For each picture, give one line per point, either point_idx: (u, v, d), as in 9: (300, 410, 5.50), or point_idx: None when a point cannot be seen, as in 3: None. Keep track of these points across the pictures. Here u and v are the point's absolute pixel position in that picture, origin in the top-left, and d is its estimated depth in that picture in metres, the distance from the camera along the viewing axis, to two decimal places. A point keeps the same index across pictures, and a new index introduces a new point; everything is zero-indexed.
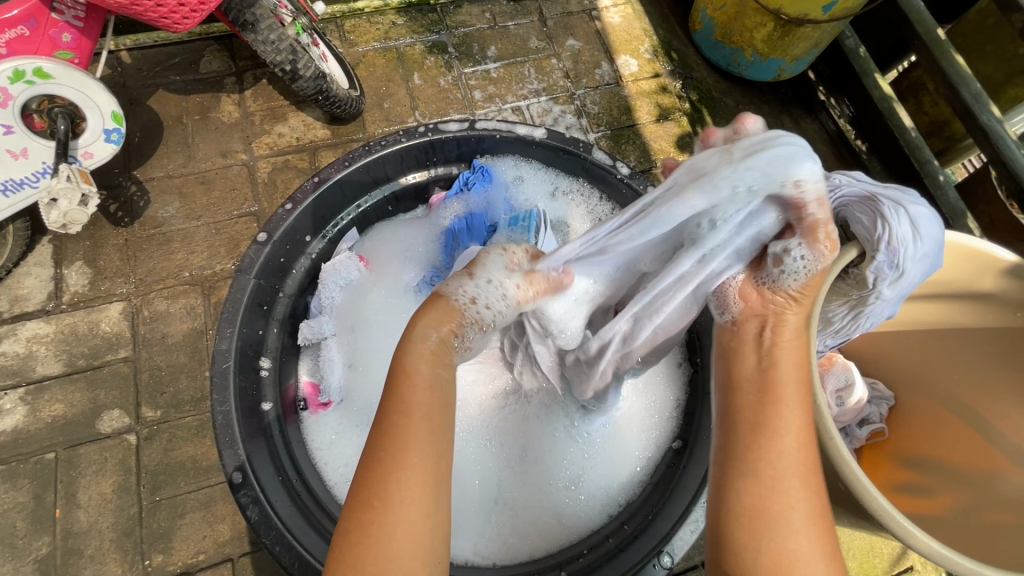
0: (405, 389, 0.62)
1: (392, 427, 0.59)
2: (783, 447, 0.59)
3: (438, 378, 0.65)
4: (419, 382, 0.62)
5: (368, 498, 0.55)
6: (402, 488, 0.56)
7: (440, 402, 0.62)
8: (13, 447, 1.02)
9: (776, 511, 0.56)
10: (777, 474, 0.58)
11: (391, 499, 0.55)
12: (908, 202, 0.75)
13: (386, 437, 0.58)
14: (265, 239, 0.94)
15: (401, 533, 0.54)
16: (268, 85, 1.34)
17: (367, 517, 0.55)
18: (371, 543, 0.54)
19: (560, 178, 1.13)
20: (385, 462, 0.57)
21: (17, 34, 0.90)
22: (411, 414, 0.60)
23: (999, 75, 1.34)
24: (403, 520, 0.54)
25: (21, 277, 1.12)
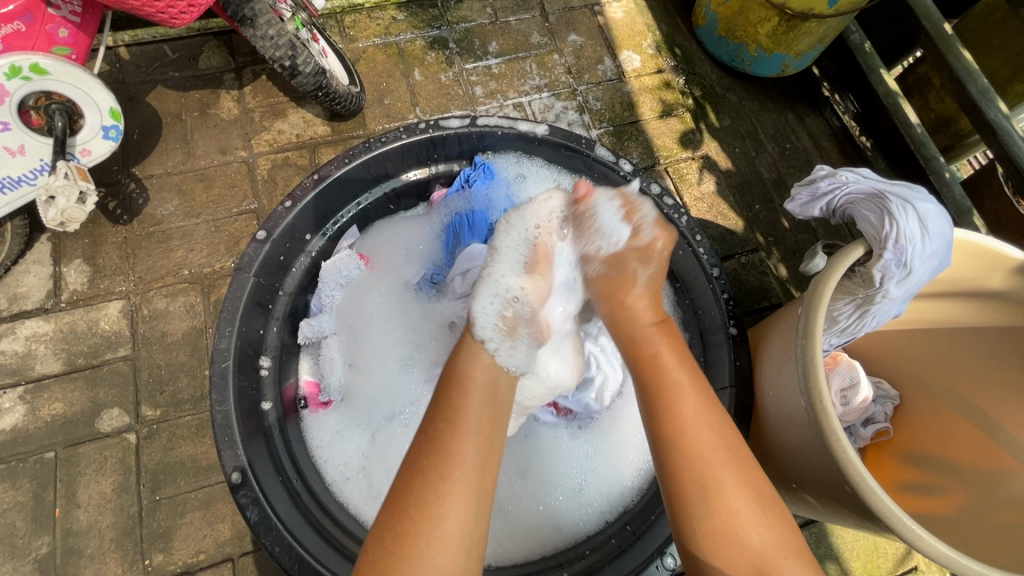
0: (457, 399, 0.65)
1: (436, 436, 0.62)
2: (697, 418, 0.65)
3: (486, 391, 0.68)
4: (469, 406, 0.65)
5: (412, 507, 0.57)
6: (449, 504, 0.57)
7: (488, 424, 0.64)
8: (12, 446, 1.02)
9: (706, 482, 0.62)
10: (690, 437, 0.64)
11: (435, 513, 0.57)
12: (916, 201, 0.77)
13: (437, 452, 0.60)
14: (264, 237, 0.92)
15: (438, 546, 0.55)
16: (267, 81, 1.33)
17: (407, 526, 0.56)
18: (410, 555, 0.55)
19: (563, 175, 1.11)
20: (433, 474, 0.59)
21: (13, 30, 0.88)
22: (460, 431, 0.62)
23: (1005, 71, 1.32)
24: (441, 533, 0.56)
25: (19, 275, 1.11)
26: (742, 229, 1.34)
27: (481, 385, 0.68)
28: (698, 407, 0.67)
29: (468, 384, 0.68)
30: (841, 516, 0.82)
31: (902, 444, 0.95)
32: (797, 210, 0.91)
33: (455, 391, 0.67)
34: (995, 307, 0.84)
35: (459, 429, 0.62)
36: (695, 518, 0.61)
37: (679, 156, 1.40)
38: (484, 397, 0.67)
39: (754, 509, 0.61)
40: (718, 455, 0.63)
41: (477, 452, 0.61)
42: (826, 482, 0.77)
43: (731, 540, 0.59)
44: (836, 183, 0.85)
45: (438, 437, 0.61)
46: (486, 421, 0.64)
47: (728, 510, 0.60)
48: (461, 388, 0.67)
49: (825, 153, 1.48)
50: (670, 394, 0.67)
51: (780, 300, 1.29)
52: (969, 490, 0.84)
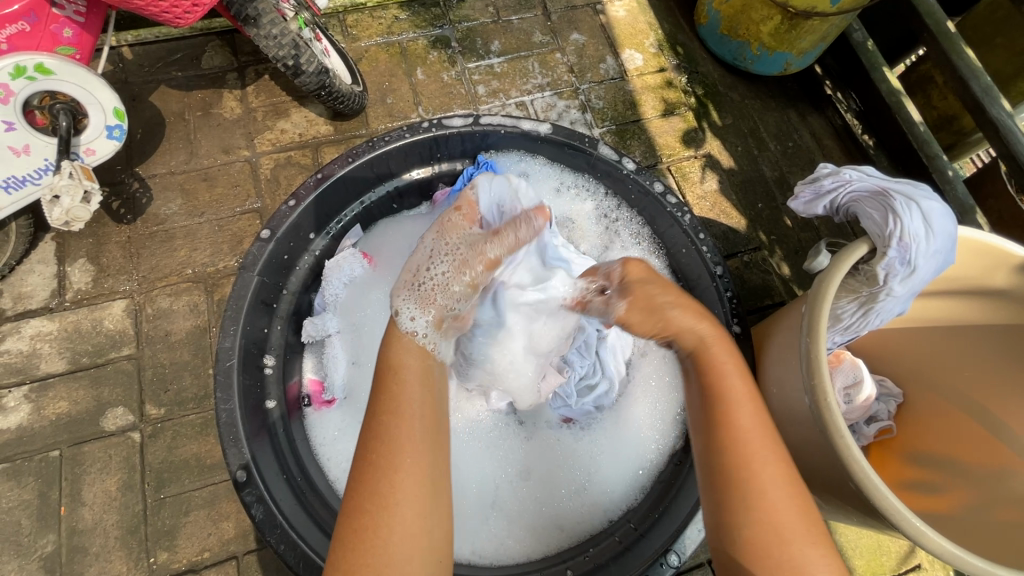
0: (398, 386, 0.65)
1: (380, 425, 0.61)
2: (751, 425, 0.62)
3: (422, 377, 0.67)
4: (409, 393, 0.64)
5: (367, 500, 0.57)
6: (402, 491, 0.57)
7: (428, 411, 0.63)
8: (17, 445, 1.02)
9: (757, 486, 0.58)
10: (746, 446, 0.61)
11: (391, 502, 0.56)
12: (920, 198, 0.77)
13: (383, 441, 0.59)
14: (268, 236, 0.93)
15: (401, 533, 0.55)
16: (270, 81, 1.33)
17: (365, 519, 0.56)
18: (374, 544, 0.54)
19: (566, 174, 1.12)
20: (382, 463, 0.58)
21: (17, 30, 0.89)
22: (402, 418, 0.61)
23: (1008, 68, 1.32)
24: (398, 522, 0.56)
25: (24, 275, 1.11)
26: (745, 227, 1.34)
27: (415, 371, 0.68)
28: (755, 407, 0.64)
29: (402, 367, 0.68)
30: (845, 513, 0.82)
31: (905, 443, 0.95)
32: (801, 208, 0.91)
33: (394, 379, 0.66)
34: (998, 305, 0.84)
35: (403, 417, 0.61)
36: (738, 526, 0.58)
37: (681, 155, 1.40)
38: (423, 384, 0.66)
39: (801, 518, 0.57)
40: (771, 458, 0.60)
41: (418, 438, 0.60)
42: (829, 478, 0.77)
43: (768, 539, 0.56)
44: (839, 181, 0.85)
45: (379, 428, 0.61)
46: (429, 409, 0.64)
47: (776, 514, 0.57)
48: (399, 380, 0.66)
49: (828, 151, 1.47)
50: (729, 401, 0.64)
51: (782, 299, 1.29)
52: (973, 488, 0.84)
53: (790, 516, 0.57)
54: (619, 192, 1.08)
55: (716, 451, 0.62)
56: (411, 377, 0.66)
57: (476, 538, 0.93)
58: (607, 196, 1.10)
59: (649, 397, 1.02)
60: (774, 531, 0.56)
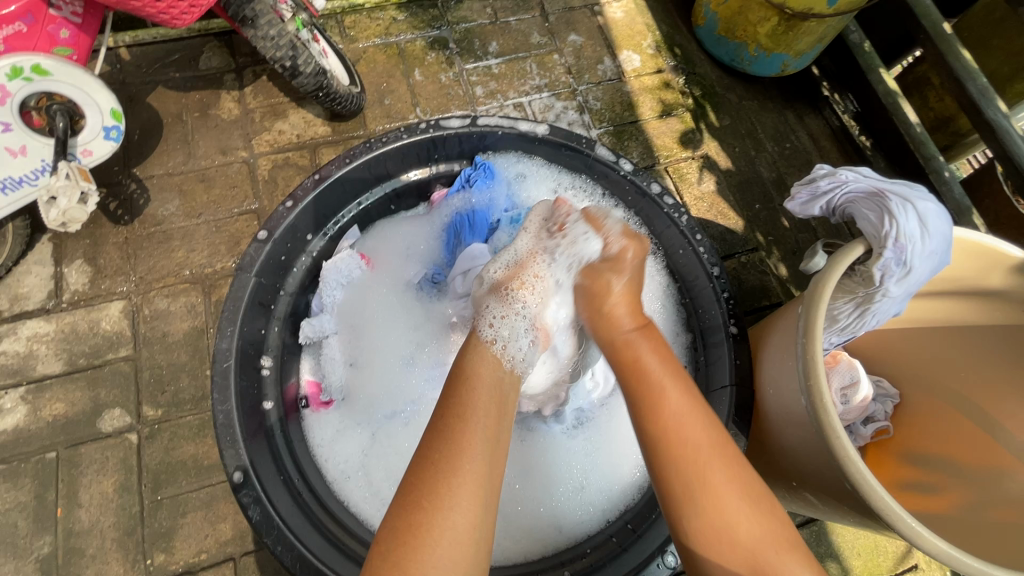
0: (465, 393, 0.66)
1: (448, 427, 0.62)
2: (683, 419, 0.64)
3: (493, 389, 0.69)
4: (475, 402, 0.65)
5: (423, 498, 0.57)
6: (459, 494, 0.57)
7: (495, 420, 0.65)
8: (14, 446, 1.02)
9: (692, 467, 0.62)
10: (676, 433, 0.63)
11: (445, 503, 0.56)
12: (916, 199, 0.77)
13: (449, 442, 0.60)
14: (265, 237, 0.92)
15: (448, 538, 0.55)
16: (268, 82, 1.33)
17: (418, 518, 0.56)
18: (423, 544, 0.54)
19: (563, 175, 1.12)
20: (443, 465, 0.59)
21: (15, 31, 0.88)
22: (470, 425, 0.62)
23: (1004, 70, 1.32)
24: (452, 524, 0.56)
25: (21, 276, 1.11)
26: (742, 228, 1.35)
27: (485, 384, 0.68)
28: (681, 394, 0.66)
29: (477, 380, 0.69)
30: (841, 513, 0.82)
31: (902, 443, 0.96)
32: (797, 209, 0.91)
33: (460, 387, 0.67)
34: (994, 306, 0.84)
35: (469, 422, 0.62)
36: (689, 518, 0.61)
37: (679, 156, 1.40)
38: (490, 393, 0.68)
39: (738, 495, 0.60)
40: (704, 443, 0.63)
41: (485, 444, 0.61)
42: (824, 478, 0.78)
43: (717, 534, 0.59)
44: (835, 182, 0.85)
45: (450, 432, 0.61)
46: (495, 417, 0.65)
47: (713, 494, 0.60)
48: (467, 386, 0.67)
49: (825, 153, 1.48)
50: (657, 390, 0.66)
51: (780, 300, 1.29)
52: (970, 489, 0.84)
53: (732, 504, 0.60)
54: (616, 193, 1.08)
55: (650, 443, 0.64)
56: (483, 384, 0.68)
57: None
58: (605, 196, 1.10)
59: None
60: (719, 520, 0.59)
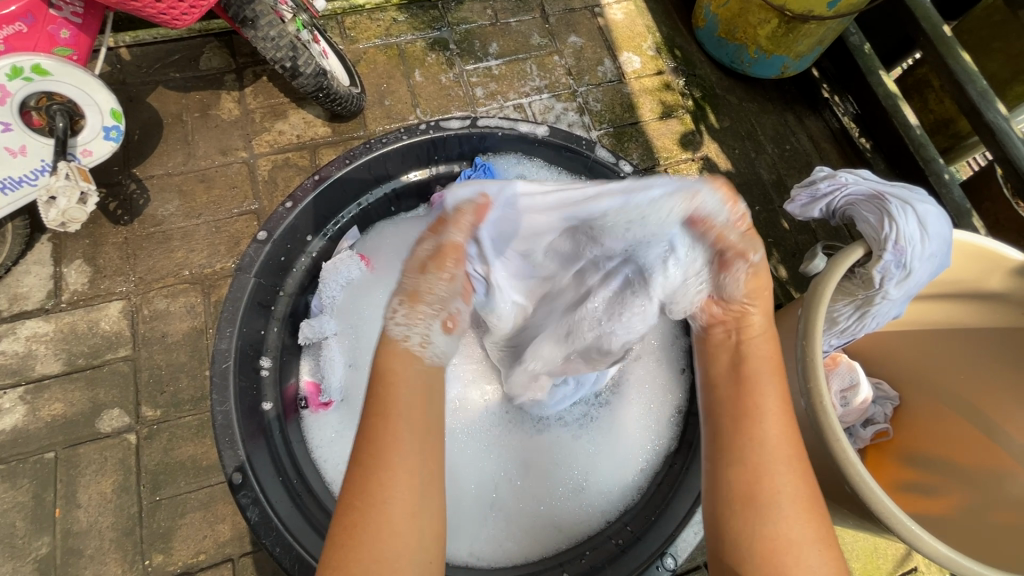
0: (389, 386, 0.60)
1: (369, 422, 0.58)
2: (778, 432, 0.61)
3: (419, 376, 0.62)
4: (399, 386, 0.60)
5: (355, 496, 0.55)
6: (391, 490, 0.54)
7: (420, 406, 0.60)
8: (12, 446, 1.02)
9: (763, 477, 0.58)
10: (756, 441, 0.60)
11: (378, 499, 0.54)
12: (915, 202, 0.77)
13: (375, 437, 0.57)
14: (265, 237, 0.93)
15: (388, 534, 0.53)
16: (268, 82, 1.33)
17: (354, 517, 0.54)
18: (360, 546, 0.52)
19: (563, 177, 1.12)
20: (373, 462, 0.56)
21: (15, 30, 0.89)
22: (393, 419, 0.58)
23: (1004, 72, 1.32)
24: (390, 521, 0.54)
25: (20, 276, 1.11)
26: None
27: (413, 372, 0.62)
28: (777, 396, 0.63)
29: (399, 368, 0.62)
30: (841, 516, 0.82)
31: (901, 445, 0.96)
32: (797, 211, 0.91)
33: (378, 381, 0.61)
34: (994, 308, 0.84)
35: (393, 415, 0.58)
36: (747, 534, 0.56)
37: (679, 158, 1.40)
38: (414, 384, 0.61)
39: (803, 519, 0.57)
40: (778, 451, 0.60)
41: (414, 434, 0.58)
42: (824, 481, 0.77)
43: (776, 555, 0.55)
44: (835, 184, 0.85)
45: (374, 424, 0.58)
46: (425, 404, 0.60)
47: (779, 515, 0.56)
48: (386, 381, 0.61)
49: (825, 154, 1.48)
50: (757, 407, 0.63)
51: (779, 301, 1.29)
52: (970, 490, 0.84)
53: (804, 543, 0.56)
54: None
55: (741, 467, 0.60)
56: (404, 378, 0.61)
57: (474, 540, 0.93)
58: None
59: (648, 401, 1.02)
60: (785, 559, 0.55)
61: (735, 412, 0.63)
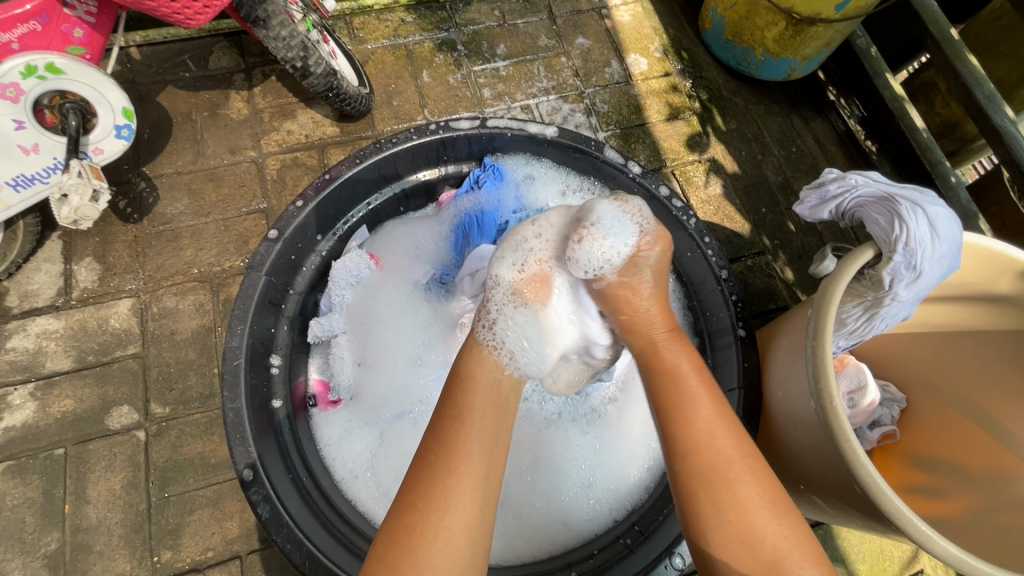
0: (464, 398, 0.65)
1: (442, 433, 0.62)
2: (713, 429, 0.63)
3: (490, 392, 0.68)
4: (474, 402, 0.65)
5: (417, 500, 0.57)
6: (457, 497, 0.57)
7: (494, 420, 0.64)
8: (22, 442, 1.02)
9: (712, 468, 0.61)
10: (699, 442, 0.62)
11: (442, 505, 0.56)
12: (925, 204, 0.77)
13: (443, 448, 0.60)
14: (276, 236, 0.93)
15: (445, 539, 0.55)
16: (277, 82, 1.34)
17: (414, 519, 0.56)
18: (418, 547, 0.54)
19: (571, 177, 1.12)
20: (438, 469, 0.59)
21: (29, 29, 0.90)
22: (465, 426, 0.62)
23: (1011, 76, 1.33)
24: (448, 526, 0.56)
25: (31, 273, 1.12)
26: (749, 232, 1.35)
27: (482, 393, 0.67)
28: (708, 401, 0.66)
29: (474, 382, 0.68)
30: (849, 517, 0.82)
31: (908, 446, 0.96)
32: (805, 213, 0.91)
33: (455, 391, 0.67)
34: (1002, 311, 0.84)
35: (467, 423, 0.62)
36: (719, 525, 0.58)
37: (685, 159, 1.40)
38: (488, 395, 0.67)
39: (771, 510, 0.59)
40: (724, 444, 0.62)
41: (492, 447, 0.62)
42: (834, 481, 0.78)
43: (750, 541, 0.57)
44: (845, 186, 0.86)
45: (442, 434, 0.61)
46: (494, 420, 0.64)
47: (744, 506, 0.58)
48: (464, 390, 0.67)
49: (831, 157, 1.48)
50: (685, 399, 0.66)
51: (786, 303, 1.29)
52: (977, 492, 0.84)
53: (766, 521, 0.58)
54: None
55: (675, 447, 0.63)
56: (479, 388, 0.67)
57: None
58: None
59: None
60: (751, 529, 0.57)
61: (665, 413, 0.65)
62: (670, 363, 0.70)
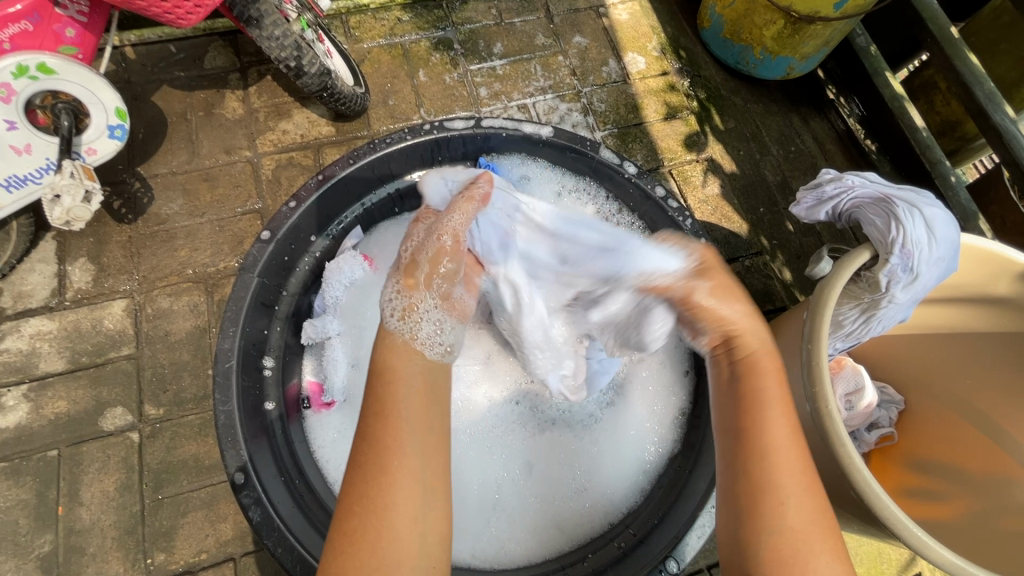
0: (392, 387, 0.63)
1: (368, 427, 0.60)
2: (780, 446, 0.57)
3: (416, 379, 0.65)
4: (398, 392, 0.62)
5: (356, 503, 0.56)
6: (394, 495, 0.55)
7: (423, 404, 0.62)
8: (16, 443, 1.02)
9: (774, 483, 0.55)
10: (771, 457, 0.56)
11: (379, 505, 0.55)
12: (922, 205, 0.77)
13: (374, 445, 0.58)
14: (268, 237, 0.93)
15: (389, 539, 0.54)
16: (273, 81, 1.33)
17: (354, 523, 0.55)
18: (364, 551, 0.53)
19: (567, 178, 1.11)
20: (371, 467, 0.57)
21: (20, 30, 0.88)
22: (392, 418, 0.60)
23: (1012, 75, 1.31)
24: (391, 526, 0.54)
25: (24, 273, 1.11)
26: (746, 232, 1.34)
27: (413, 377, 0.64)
28: (783, 411, 0.59)
29: (394, 369, 0.65)
30: (845, 521, 0.81)
31: (906, 449, 0.95)
32: (802, 213, 0.90)
33: (381, 381, 0.64)
34: (1001, 313, 0.83)
35: (391, 415, 0.60)
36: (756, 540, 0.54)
37: (683, 159, 1.39)
38: (413, 385, 0.64)
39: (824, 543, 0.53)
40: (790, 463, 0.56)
41: (417, 439, 0.59)
42: (829, 485, 0.77)
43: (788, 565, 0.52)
44: (842, 187, 0.85)
45: (377, 428, 0.59)
46: (426, 411, 0.62)
47: (793, 536, 0.53)
48: (388, 382, 0.64)
49: (830, 156, 1.47)
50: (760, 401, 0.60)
51: (784, 303, 1.29)
52: (976, 496, 0.84)
53: (818, 555, 0.53)
54: (620, 197, 1.08)
55: (741, 453, 0.57)
56: (401, 376, 0.64)
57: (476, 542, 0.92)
58: (608, 199, 1.09)
59: (653, 403, 1.02)
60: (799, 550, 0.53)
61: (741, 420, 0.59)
62: (758, 361, 0.63)
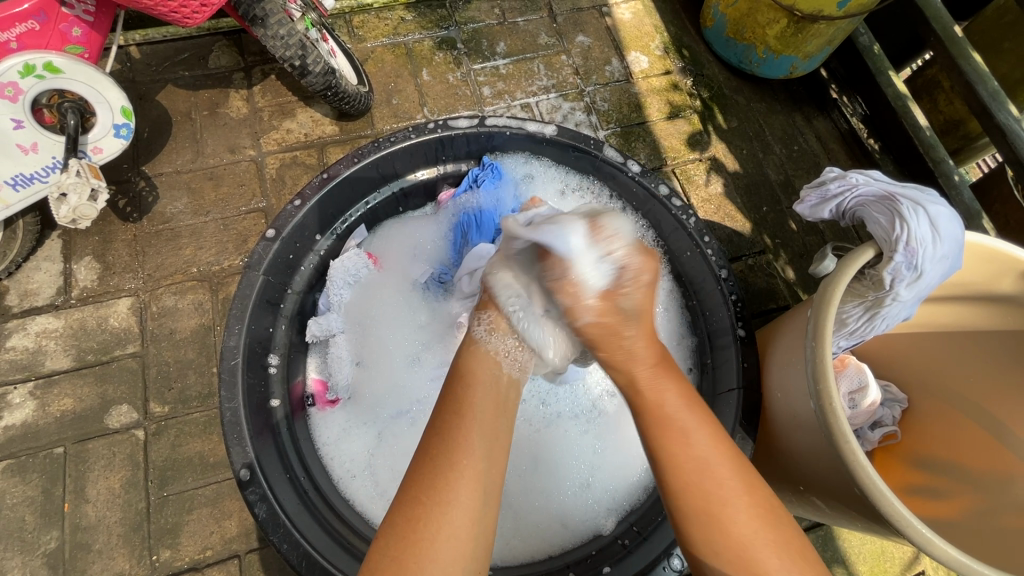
0: (467, 389, 0.66)
1: (442, 423, 0.63)
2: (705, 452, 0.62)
3: (492, 386, 0.68)
4: (475, 396, 0.65)
5: (424, 493, 0.58)
6: (457, 490, 0.58)
7: (493, 415, 0.65)
8: (22, 440, 1.03)
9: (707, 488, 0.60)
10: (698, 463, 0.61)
11: (445, 498, 0.57)
12: (927, 203, 0.77)
13: (446, 440, 0.61)
14: (274, 235, 0.93)
15: (448, 533, 0.56)
16: (277, 81, 1.33)
17: (419, 512, 0.57)
18: (422, 538, 0.56)
19: (571, 176, 1.11)
20: (441, 460, 0.60)
21: (27, 29, 0.89)
22: (468, 419, 0.63)
23: (1015, 74, 1.31)
24: (449, 520, 0.57)
25: (30, 272, 1.12)
26: (750, 231, 1.34)
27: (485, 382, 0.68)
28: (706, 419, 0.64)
29: (475, 378, 0.68)
30: (849, 519, 0.81)
31: (910, 448, 0.95)
32: (806, 212, 0.90)
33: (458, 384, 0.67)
34: (1004, 311, 0.83)
35: (468, 417, 0.63)
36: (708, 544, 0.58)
37: (686, 158, 1.40)
38: (489, 389, 0.67)
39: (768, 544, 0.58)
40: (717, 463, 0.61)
41: (481, 442, 0.62)
42: (833, 482, 0.77)
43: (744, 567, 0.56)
44: (845, 184, 0.85)
45: (444, 426, 0.62)
46: (495, 417, 0.65)
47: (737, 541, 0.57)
48: (467, 381, 0.67)
49: (833, 155, 1.47)
50: (689, 420, 0.63)
51: (787, 303, 1.29)
52: (978, 493, 0.83)
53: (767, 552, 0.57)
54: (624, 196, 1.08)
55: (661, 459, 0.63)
56: (479, 380, 0.67)
57: None
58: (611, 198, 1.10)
59: None
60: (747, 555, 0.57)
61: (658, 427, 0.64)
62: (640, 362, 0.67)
